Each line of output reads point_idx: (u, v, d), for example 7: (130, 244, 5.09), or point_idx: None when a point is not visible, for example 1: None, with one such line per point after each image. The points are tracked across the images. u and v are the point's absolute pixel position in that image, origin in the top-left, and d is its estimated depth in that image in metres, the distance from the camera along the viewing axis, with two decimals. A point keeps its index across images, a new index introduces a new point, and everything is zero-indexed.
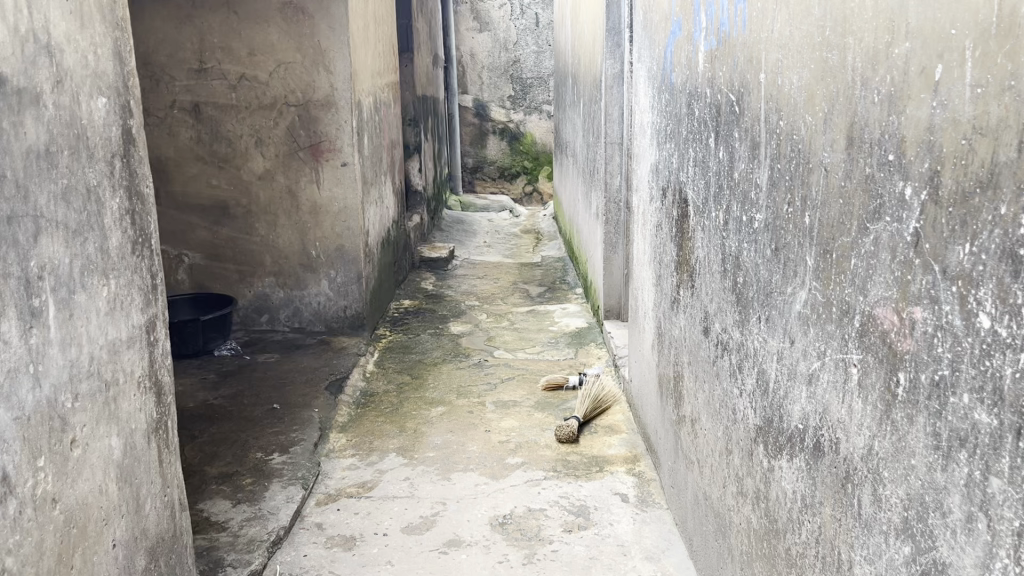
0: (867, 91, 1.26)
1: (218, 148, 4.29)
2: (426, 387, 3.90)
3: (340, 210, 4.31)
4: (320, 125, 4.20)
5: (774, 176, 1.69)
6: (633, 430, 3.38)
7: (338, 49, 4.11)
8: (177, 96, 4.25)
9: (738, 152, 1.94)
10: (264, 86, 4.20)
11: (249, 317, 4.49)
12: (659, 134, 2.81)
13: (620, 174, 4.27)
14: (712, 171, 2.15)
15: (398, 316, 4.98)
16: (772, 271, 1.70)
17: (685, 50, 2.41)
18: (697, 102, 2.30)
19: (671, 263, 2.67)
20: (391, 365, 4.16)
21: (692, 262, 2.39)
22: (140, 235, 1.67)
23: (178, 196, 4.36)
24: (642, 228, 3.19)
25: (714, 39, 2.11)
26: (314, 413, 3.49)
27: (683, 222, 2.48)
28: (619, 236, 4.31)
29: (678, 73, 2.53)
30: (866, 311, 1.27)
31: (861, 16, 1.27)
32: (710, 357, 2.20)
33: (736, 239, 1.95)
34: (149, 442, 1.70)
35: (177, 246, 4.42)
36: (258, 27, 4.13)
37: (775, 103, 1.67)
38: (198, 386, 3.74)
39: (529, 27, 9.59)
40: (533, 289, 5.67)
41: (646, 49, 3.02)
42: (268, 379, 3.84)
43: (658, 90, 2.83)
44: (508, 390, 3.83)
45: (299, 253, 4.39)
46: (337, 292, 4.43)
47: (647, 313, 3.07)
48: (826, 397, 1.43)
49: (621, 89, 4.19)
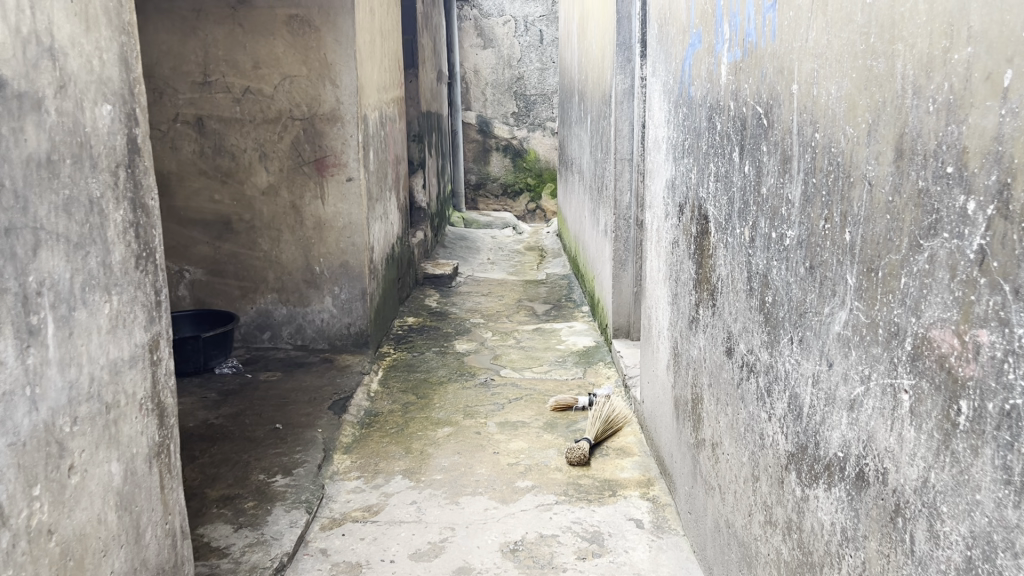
0: (920, 100, 1.19)
1: (221, 162, 4.22)
2: (431, 406, 3.81)
3: (345, 225, 4.25)
4: (326, 140, 4.15)
5: (808, 191, 1.62)
6: (646, 452, 3.29)
7: (345, 62, 4.06)
8: (180, 110, 4.17)
9: (766, 166, 1.87)
10: (269, 100, 4.14)
11: (250, 334, 4.40)
12: (675, 149, 2.75)
13: (629, 191, 4.20)
14: (736, 187, 2.09)
15: (402, 334, 4.90)
16: (807, 290, 1.63)
17: (706, 63, 2.36)
18: (719, 116, 2.23)
19: (689, 281, 2.59)
20: (396, 384, 4.08)
21: (712, 280, 2.32)
22: (145, 248, 1.59)
23: (179, 211, 4.27)
24: (655, 244, 3.12)
25: (738, 51, 2.05)
26: (317, 434, 3.40)
27: (703, 238, 2.41)
28: (629, 253, 4.23)
29: (697, 86, 2.47)
30: (919, 333, 1.19)
31: (912, 21, 1.21)
32: (733, 379, 2.13)
33: (764, 257, 1.88)
34: (151, 466, 1.61)
35: (179, 262, 4.33)
36: (263, 40, 4.07)
37: (810, 116, 1.60)
38: (198, 405, 3.65)
39: (533, 44, 9.58)
40: (538, 306, 5.60)
41: (662, 62, 2.96)
42: (269, 398, 3.75)
43: (675, 103, 2.77)
44: (515, 411, 3.74)
45: (303, 269, 4.31)
46: (341, 309, 4.35)
47: (661, 333, 3.00)
48: (871, 424, 1.35)
49: (631, 105, 4.12)
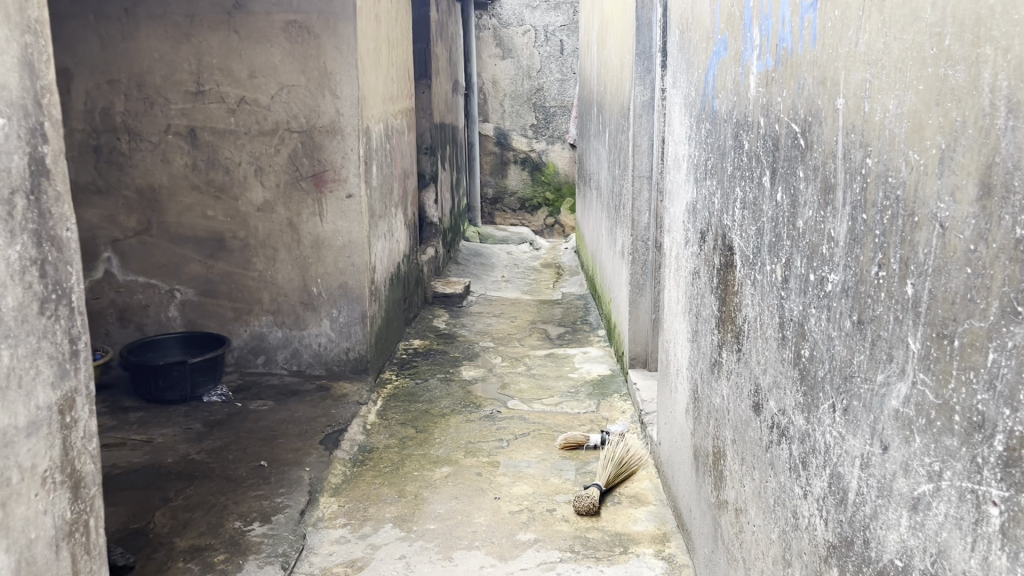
0: (1018, 121, 0.90)
1: (215, 177, 3.98)
2: (431, 442, 3.53)
3: (344, 244, 4.00)
4: (325, 154, 3.90)
5: (857, 229, 1.33)
6: (662, 500, 2.99)
7: (346, 72, 3.82)
8: (171, 121, 3.94)
9: (803, 195, 1.57)
10: (266, 111, 3.91)
11: (243, 359, 4.15)
12: (697, 169, 2.46)
13: (648, 211, 3.91)
14: (767, 218, 1.79)
15: (406, 358, 4.62)
16: (854, 349, 1.33)
17: (732, 73, 2.07)
18: (747, 134, 1.94)
19: (711, 319, 2.29)
20: (394, 415, 3.80)
21: (737, 322, 2.02)
22: (54, 288, 1.34)
23: (170, 227, 4.04)
24: (674, 273, 2.83)
25: (771, 58, 1.76)
26: (304, 474, 3.14)
27: (727, 272, 2.11)
28: (647, 277, 3.92)
29: (722, 99, 2.18)
30: (1015, 432, 0.91)
31: (1007, 15, 0.92)
32: (762, 441, 1.82)
33: (799, 302, 1.58)
34: (57, 551, 1.36)
35: (169, 281, 4.09)
36: (260, 47, 3.84)
37: (861, 137, 1.30)
38: (181, 438, 3.40)
39: (553, 54, 9.34)
40: (552, 329, 5.30)
41: (683, 72, 2.67)
42: (257, 431, 3.50)
43: (696, 118, 2.48)
44: (521, 449, 3.45)
45: (300, 290, 4.06)
46: (339, 333, 4.09)
47: (680, 372, 2.70)
48: (941, 534, 1.05)
49: (651, 118, 3.83)
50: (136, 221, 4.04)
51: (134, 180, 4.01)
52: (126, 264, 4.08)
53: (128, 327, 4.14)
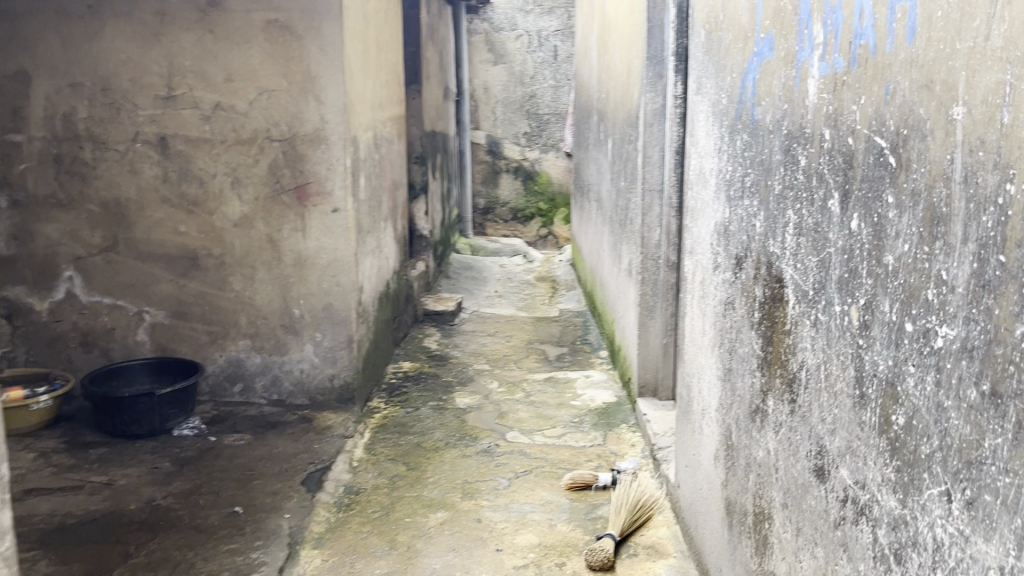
0: None
1: (188, 189, 3.65)
2: (424, 481, 3.22)
3: (329, 263, 3.68)
4: (308, 164, 3.60)
5: (986, 276, 1.03)
6: (683, 551, 2.68)
7: (331, 75, 3.52)
8: (140, 128, 3.62)
9: (893, 225, 1.28)
10: (243, 117, 3.59)
11: (218, 387, 3.82)
12: (731, 186, 2.17)
13: (659, 228, 3.61)
14: (835, 248, 1.50)
15: (396, 384, 4.30)
16: (984, 429, 1.04)
17: (782, 76, 1.78)
18: (804, 148, 1.65)
19: (751, 358, 2.00)
20: (384, 450, 3.48)
21: (790, 367, 1.72)
22: None
23: (138, 243, 3.70)
24: (699, 299, 2.53)
25: (840, 59, 1.47)
26: (283, 523, 2.82)
27: (776, 307, 1.82)
28: (657, 299, 3.62)
29: (767, 107, 1.89)
30: None
31: None
32: (827, 514, 1.53)
33: (889, 356, 1.29)
34: None
35: (137, 303, 3.75)
36: (237, 48, 3.53)
37: (994, 156, 1.02)
38: (147, 480, 3.07)
39: (547, 60, 9.08)
40: (551, 350, 5.00)
41: (711, 77, 2.38)
42: (231, 471, 3.17)
43: (730, 129, 2.19)
44: (523, 490, 3.14)
45: (280, 312, 3.74)
46: (323, 359, 3.78)
47: (708, 414, 2.41)
48: None
49: (662, 128, 3.54)
50: (101, 237, 3.71)
51: (99, 193, 3.68)
52: (90, 284, 3.75)
53: (92, 352, 3.81)
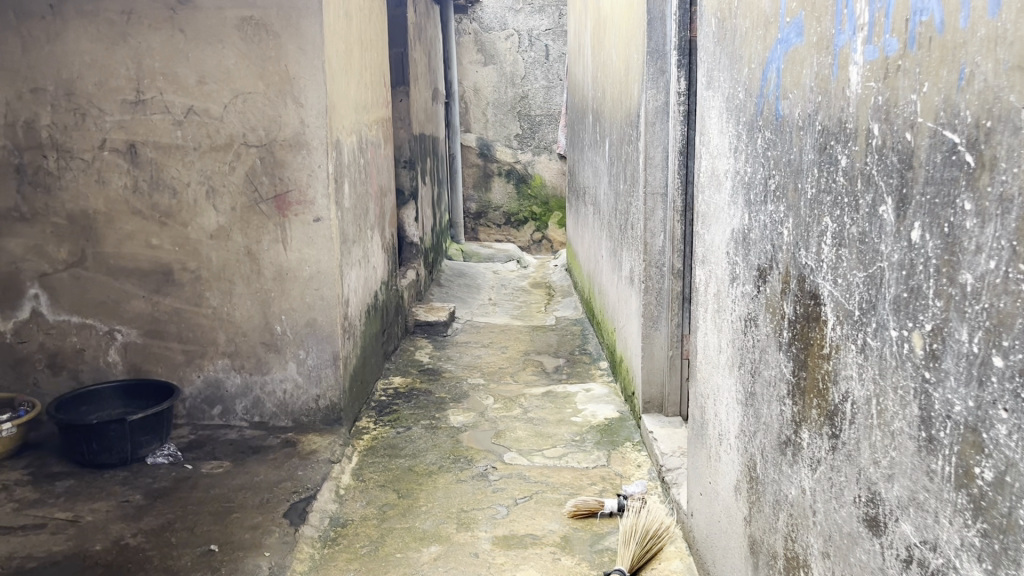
0: None
1: (159, 200, 3.42)
2: (417, 510, 2.99)
3: (311, 276, 3.45)
4: (288, 171, 3.37)
5: None
6: None
7: (311, 75, 3.29)
8: (107, 134, 3.38)
9: (973, 238, 1.06)
10: (217, 122, 3.35)
11: (196, 410, 3.58)
12: (751, 190, 1.95)
13: (663, 233, 3.39)
14: (890, 264, 1.28)
15: (386, 401, 4.07)
16: None
17: (815, 64, 1.56)
18: (845, 147, 1.43)
19: (781, 383, 1.78)
20: (373, 476, 3.25)
21: (831, 397, 1.50)
22: None
23: (107, 258, 3.47)
24: (714, 314, 2.31)
25: (893, 41, 1.26)
26: (262, 562, 2.59)
27: (812, 329, 1.60)
28: (662, 309, 3.40)
29: (796, 98, 1.67)
30: None
31: None
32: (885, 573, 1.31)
33: (970, 394, 1.07)
34: None
35: (108, 321, 3.51)
36: (209, 48, 3.29)
37: None
38: (115, 515, 2.83)
39: (538, 60, 8.87)
40: (548, 361, 4.77)
41: (724, 70, 2.16)
42: (208, 503, 2.94)
43: (748, 126, 1.97)
44: (523, 519, 2.91)
45: (261, 329, 3.51)
46: (307, 378, 3.54)
47: (726, 440, 2.19)
48: None
49: (665, 126, 3.32)
50: (68, 252, 3.47)
51: (65, 205, 3.44)
52: (56, 302, 3.50)
53: (60, 375, 3.57)
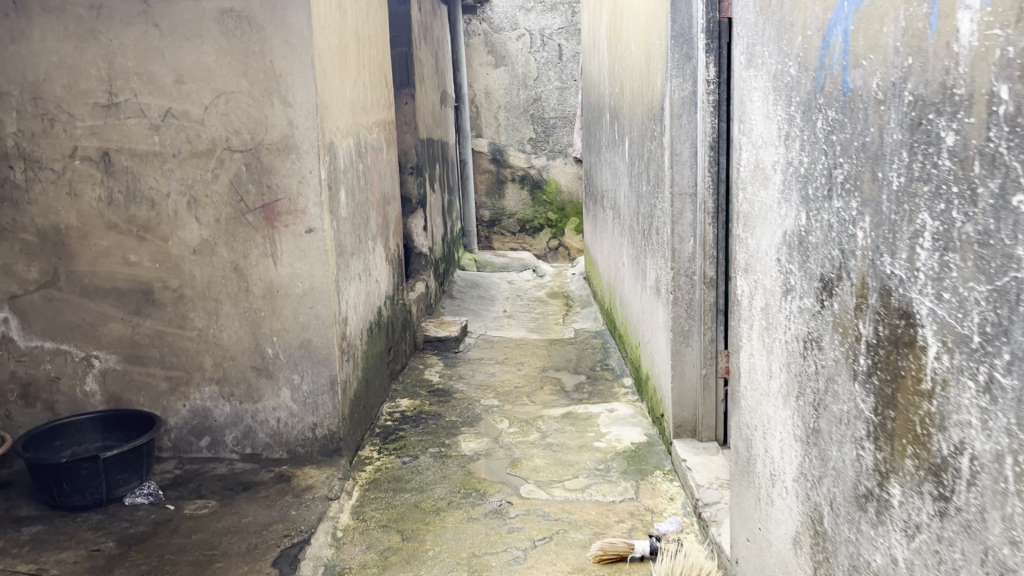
0: None
1: (137, 212, 3.12)
2: (423, 554, 2.65)
3: (305, 292, 3.13)
4: (276, 177, 3.05)
5: None
6: None
7: (299, 71, 2.98)
8: (78, 142, 3.08)
9: None
10: (198, 125, 3.05)
11: (182, 442, 3.27)
12: (810, 182, 1.60)
13: (693, 238, 3.04)
14: None
15: (391, 427, 3.74)
16: None
17: (903, 17, 1.21)
18: (956, 119, 1.08)
19: (857, 421, 1.43)
20: (375, 514, 2.91)
21: (938, 450, 1.15)
22: None
23: (82, 277, 3.17)
24: (762, 331, 1.95)
25: None
26: None
27: (904, 357, 1.25)
28: (693, 321, 3.04)
29: (874, 62, 1.32)
30: None
31: None
32: None
33: None
34: None
35: (85, 346, 3.22)
36: (188, 44, 3.00)
37: None
38: (83, 569, 2.52)
39: (551, 61, 8.55)
40: (568, 379, 4.42)
41: (770, 43, 1.81)
42: (189, 552, 2.62)
43: (805, 105, 1.62)
44: (541, 566, 2.56)
45: (251, 353, 3.19)
46: (303, 406, 3.22)
47: (783, 482, 1.83)
48: None
49: (692, 119, 2.97)
50: (39, 272, 3.18)
51: (35, 220, 3.15)
52: (28, 327, 3.22)
53: (34, 407, 3.27)
